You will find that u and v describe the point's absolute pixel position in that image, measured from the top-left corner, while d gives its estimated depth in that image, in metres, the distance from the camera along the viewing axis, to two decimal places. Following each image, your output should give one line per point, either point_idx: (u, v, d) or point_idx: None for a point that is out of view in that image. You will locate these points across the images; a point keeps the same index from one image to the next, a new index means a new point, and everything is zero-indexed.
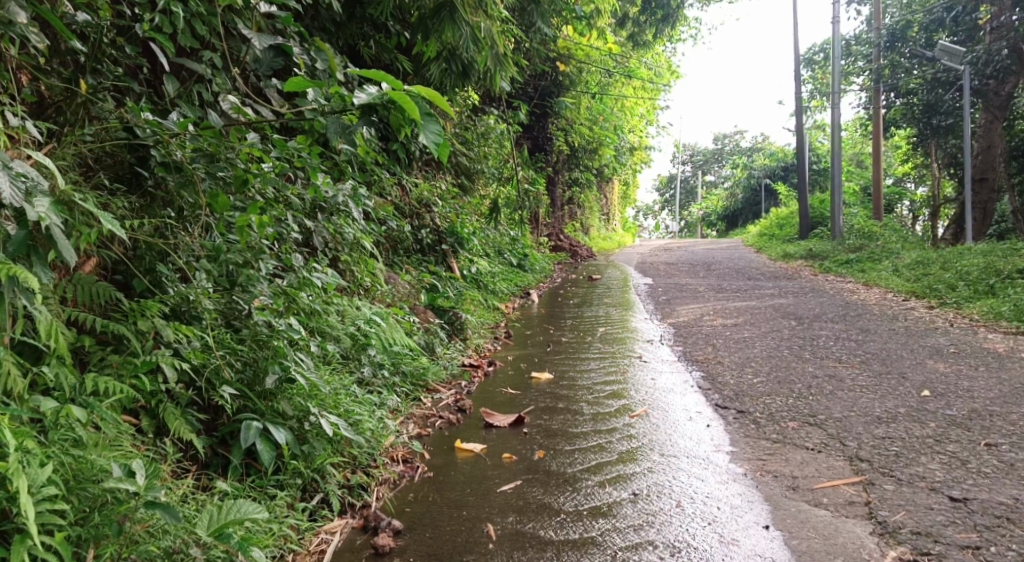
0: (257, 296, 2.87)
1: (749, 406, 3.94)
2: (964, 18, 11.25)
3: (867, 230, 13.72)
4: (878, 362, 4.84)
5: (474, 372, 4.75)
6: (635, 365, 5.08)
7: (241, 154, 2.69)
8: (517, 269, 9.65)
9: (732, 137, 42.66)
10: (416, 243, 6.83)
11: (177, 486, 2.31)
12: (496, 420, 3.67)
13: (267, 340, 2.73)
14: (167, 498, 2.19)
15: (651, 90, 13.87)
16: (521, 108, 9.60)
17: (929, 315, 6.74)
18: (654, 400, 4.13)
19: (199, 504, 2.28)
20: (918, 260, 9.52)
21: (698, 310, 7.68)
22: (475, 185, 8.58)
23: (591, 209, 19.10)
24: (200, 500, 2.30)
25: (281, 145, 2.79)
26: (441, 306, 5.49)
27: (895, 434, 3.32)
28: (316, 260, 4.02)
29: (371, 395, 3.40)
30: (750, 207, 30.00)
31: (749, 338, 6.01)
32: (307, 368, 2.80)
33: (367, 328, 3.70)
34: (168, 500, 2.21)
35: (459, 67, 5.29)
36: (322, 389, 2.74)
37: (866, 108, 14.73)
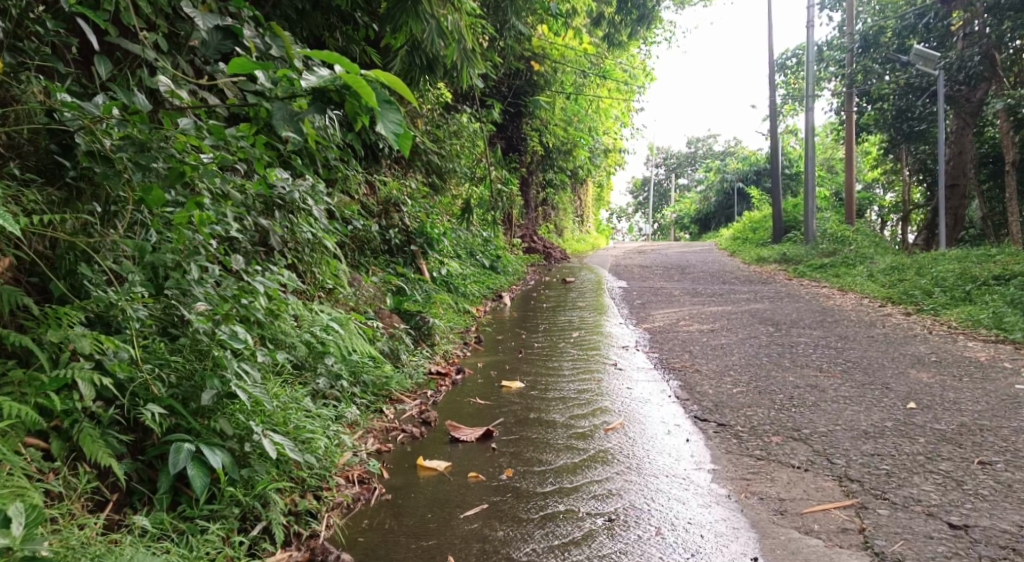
0: (197, 301, 2.61)
1: (729, 419, 3.74)
2: (936, 25, 11.30)
3: (840, 234, 13.70)
4: (860, 372, 4.68)
5: (442, 381, 4.52)
6: (609, 373, 4.88)
7: (180, 145, 2.44)
8: (490, 271, 9.42)
9: (705, 140, 42.92)
10: (384, 244, 6.59)
11: (85, 522, 2.06)
12: (462, 433, 3.43)
13: (207, 350, 2.49)
14: (52, 544, 1.93)
15: (625, 92, 13.74)
16: (494, 106, 9.39)
17: (907, 322, 6.62)
18: (630, 412, 3.93)
19: (103, 545, 2.02)
20: (893, 266, 9.44)
21: (673, 314, 7.51)
22: (446, 184, 8.34)
23: (565, 211, 18.94)
24: (107, 542, 2.03)
25: (220, 132, 2.52)
26: (407, 311, 5.22)
27: (884, 450, 3.15)
28: (273, 260, 3.78)
29: (327, 407, 3.15)
30: (722, 211, 30.04)
31: (727, 344, 5.83)
32: (252, 382, 2.55)
33: (324, 335, 3.45)
34: (64, 544, 1.96)
35: (425, 59, 5.04)
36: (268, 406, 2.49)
37: (839, 113, 14.75)
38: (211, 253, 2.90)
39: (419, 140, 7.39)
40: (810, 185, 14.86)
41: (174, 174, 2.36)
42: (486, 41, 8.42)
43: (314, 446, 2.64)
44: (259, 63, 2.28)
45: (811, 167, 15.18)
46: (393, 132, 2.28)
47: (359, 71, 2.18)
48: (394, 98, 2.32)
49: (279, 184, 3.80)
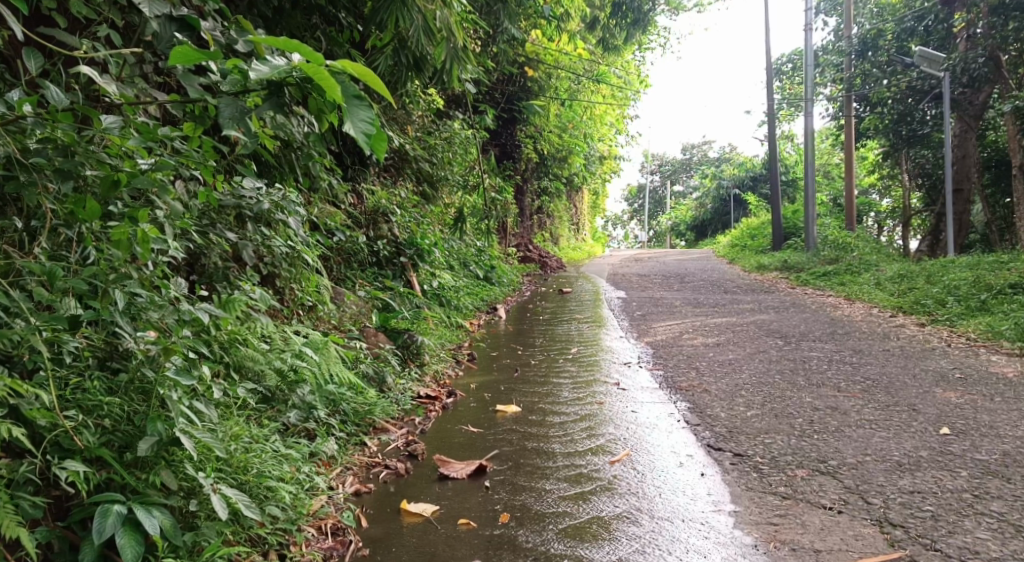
0: (145, 328, 2.34)
1: (746, 448, 3.41)
2: (936, 27, 11.12)
3: (841, 241, 13.40)
4: (882, 391, 4.35)
5: (430, 405, 4.17)
6: (611, 394, 4.53)
7: (116, 152, 2.21)
8: (483, 282, 9.08)
9: (700, 147, 42.81)
10: (372, 256, 6.27)
11: None
12: (452, 470, 3.11)
13: (152, 388, 2.19)
14: None
15: (620, 98, 13.47)
16: (487, 112, 9.09)
17: (923, 334, 6.29)
18: (636, 440, 3.60)
19: None
20: (901, 274, 9.12)
21: (676, 327, 7.17)
22: (438, 193, 7.98)
23: (561, 219, 18.62)
24: None
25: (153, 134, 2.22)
26: (395, 328, 4.86)
27: (925, 487, 2.82)
28: (246, 278, 3.47)
29: (299, 443, 2.82)
30: (719, 217, 29.73)
31: (735, 359, 5.50)
32: (205, 424, 2.25)
33: (298, 363, 3.10)
34: None
35: (412, 58, 4.71)
36: (220, 452, 2.18)
37: (836, 118, 14.51)
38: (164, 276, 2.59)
39: (408, 147, 7.06)
40: (809, 190, 14.56)
41: (108, 183, 2.11)
42: (477, 45, 8.10)
43: (279, 497, 2.33)
44: (205, 52, 1.96)
45: (810, 173, 14.90)
46: (362, 133, 1.96)
47: (322, 63, 1.87)
48: (363, 94, 2.00)
49: (247, 195, 3.47)
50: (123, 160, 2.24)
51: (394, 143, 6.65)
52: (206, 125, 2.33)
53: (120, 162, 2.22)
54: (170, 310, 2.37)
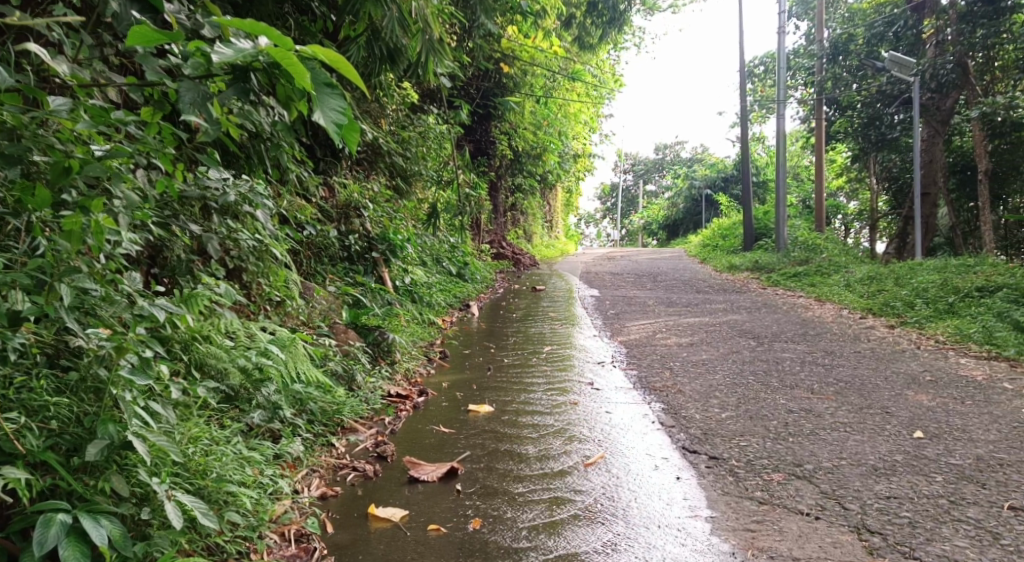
0: (101, 323, 2.21)
1: (721, 450, 3.37)
2: (906, 33, 11.24)
3: (811, 242, 13.51)
4: (855, 393, 4.34)
5: (401, 405, 4.07)
6: (585, 394, 4.47)
7: (66, 137, 2.12)
8: (456, 278, 8.99)
9: (673, 147, 43.06)
10: (343, 250, 6.16)
11: None
12: (422, 473, 3.03)
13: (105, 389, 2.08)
14: None
15: (595, 97, 13.44)
16: (462, 107, 9.00)
17: (892, 336, 6.33)
18: (610, 442, 3.55)
19: None
20: (870, 275, 9.20)
21: (649, 326, 7.15)
22: (412, 187, 7.86)
23: (535, 216, 18.57)
24: None
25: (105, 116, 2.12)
26: (365, 325, 4.73)
27: (901, 492, 2.81)
28: (211, 273, 3.35)
29: (261, 445, 2.71)
30: (690, 217, 29.91)
31: (709, 360, 5.48)
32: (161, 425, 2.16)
33: (263, 361, 2.99)
34: None
35: (386, 50, 4.61)
36: (176, 455, 2.08)
37: (808, 121, 14.64)
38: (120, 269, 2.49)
39: (382, 140, 6.94)
40: (781, 192, 14.66)
41: (57, 169, 2.03)
42: (453, 39, 8.00)
43: (239, 502, 2.25)
44: (164, 33, 1.85)
45: (781, 175, 15.01)
46: (334, 122, 1.86)
47: (291, 48, 1.77)
48: (335, 82, 1.91)
49: (212, 185, 3.35)
50: (74, 145, 2.15)
51: (367, 136, 6.53)
52: (163, 110, 2.22)
53: (71, 147, 2.13)
54: (125, 305, 2.25)
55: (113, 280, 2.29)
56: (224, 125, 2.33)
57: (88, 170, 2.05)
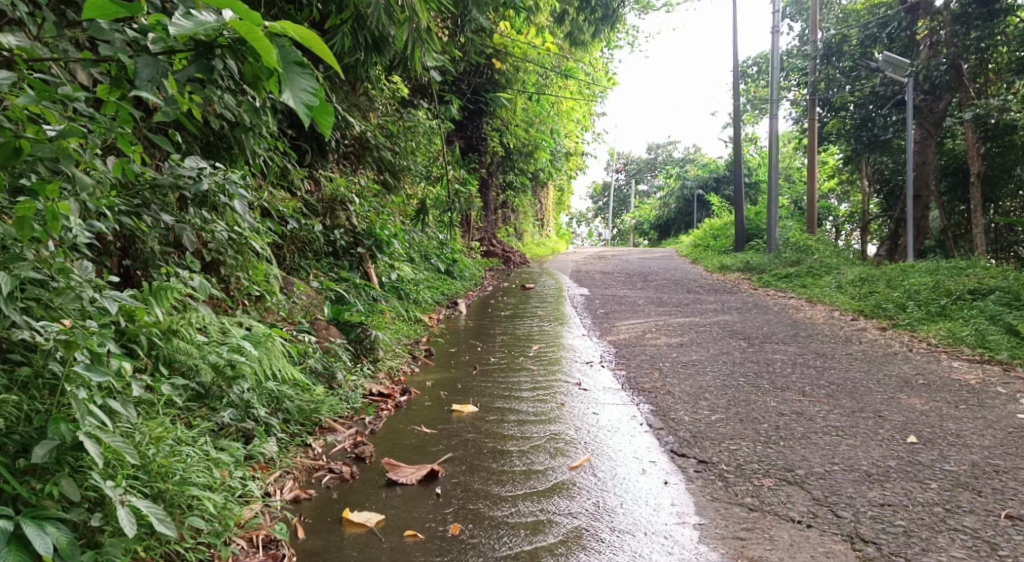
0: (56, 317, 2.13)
1: (710, 454, 3.28)
2: (899, 34, 11.20)
3: (803, 243, 13.45)
4: (847, 396, 4.26)
5: (382, 404, 3.96)
6: (572, 395, 4.37)
7: (16, 116, 2.01)
8: (444, 275, 8.87)
9: (665, 147, 43.05)
10: (328, 245, 6.04)
11: None
12: (401, 475, 2.92)
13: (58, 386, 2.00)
14: None
15: (587, 94, 13.34)
16: (452, 102, 8.89)
17: (884, 338, 6.26)
18: (596, 444, 3.45)
19: None
20: (861, 277, 9.14)
21: (639, 325, 7.05)
22: (400, 183, 7.74)
23: (526, 214, 18.47)
24: None
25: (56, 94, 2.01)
26: (347, 322, 4.61)
27: (895, 499, 2.73)
28: (186, 265, 3.24)
29: (231, 445, 2.61)
30: (682, 217, 29.87)
31: (699, 361, 5.39)
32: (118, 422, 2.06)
33: (235, 357, 2.87)
34: None
35: (371, 39, 4.50)
36: (132, 457, 1.98)
37: (800, 121, 14.60)
38: (74, 259, 2.39)
39: (370, 134, 6.82)
40: (773, 192, 14.60)
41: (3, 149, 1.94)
42: (443, 33, 7.89)
43: (203, 507, 2.15)
44: (125, 5, 1.77)
45: (774, 176, 14.95)
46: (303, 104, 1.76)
47: (259, 24, 1.67)
48: (308, 61, 1.80)
49: (185, 173, 3.27)
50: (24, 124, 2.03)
51: (354, 129, 6.40)
52: (122, 89, 2.12)
53: (21, 127, 2.03)
54: (75, 296, 2.17)
55: (62, 268, 2.18)
56: (184, 106, 2.25)
57: (36, 150, 1.94)
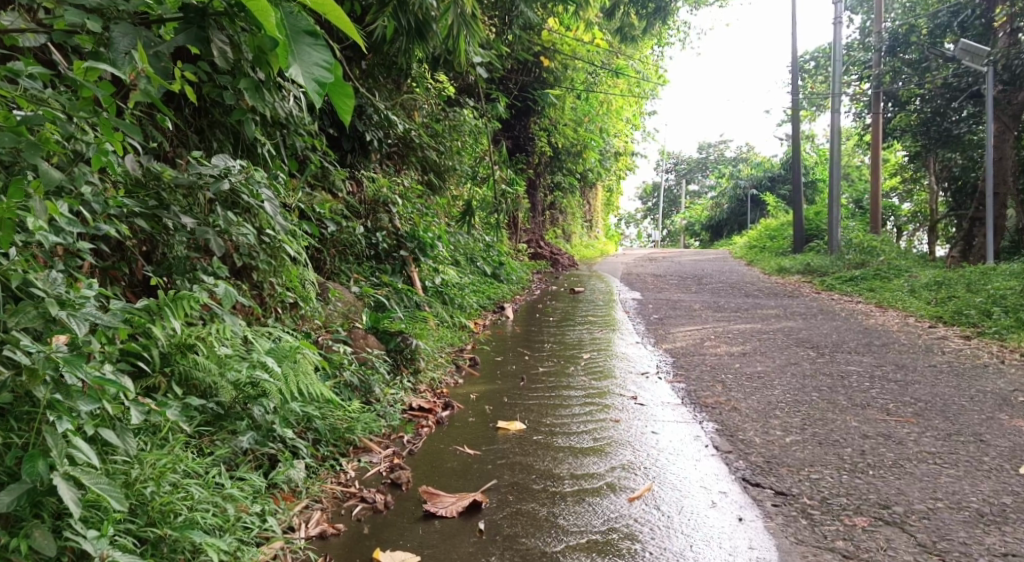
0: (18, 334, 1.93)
1: (790, 484, 2.89)
2: (973, 23, 10.51)
3: (866, 243, 12.69)
4: (940, 416, 3.81)
5: (423, 421, 3.65)
6: (627, 410, 4.01)
7: None
8: (491, 279, 8.58)
9: (717, 145, 42.20)
10: (370, 248, 5.80)
11: None
12: (440, 506, 2.62)
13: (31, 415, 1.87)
14: None
15: (638, 92, 12.91)
16: (499, 100, 8.62)
17: (969, 348, 5.73)
18: (658, 471, 3.09)
19: None
20: (937, 280, 8.53)
21: (696, 332, 6.63)
22: (446, 183, 7.47)
23: (574, 215, 18.07)
24: None
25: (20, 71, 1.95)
26: (387, 330, 4.31)
27: (1020, 550, 2.34)
28: (213, 271, 3.04)
29: (249, 475, 2.36)
30: (736, 218, 29.00)
31: (765, 372, 4.98)
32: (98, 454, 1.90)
33: (257, 374, 2.59)
34: None
35: (413, 24, 4.23)
36: (116, 504, 1.84)
37: (862, 116, 13.91)
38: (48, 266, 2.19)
39: (414, 133, 6.57)
40: (834, 191, 13.93)
41: None
42: (491, 29, 7.61)
43: (207, 555, 1.97)
44: None
45: (836, 174, 14.27)
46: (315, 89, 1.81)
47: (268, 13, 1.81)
48: (318, 31, 1.89)
49: (206, 173, 3.07)
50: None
51: (396, 128, 6.17)
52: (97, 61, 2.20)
53: None
54: (36, 313, 1.96)
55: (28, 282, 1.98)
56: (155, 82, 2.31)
57: None
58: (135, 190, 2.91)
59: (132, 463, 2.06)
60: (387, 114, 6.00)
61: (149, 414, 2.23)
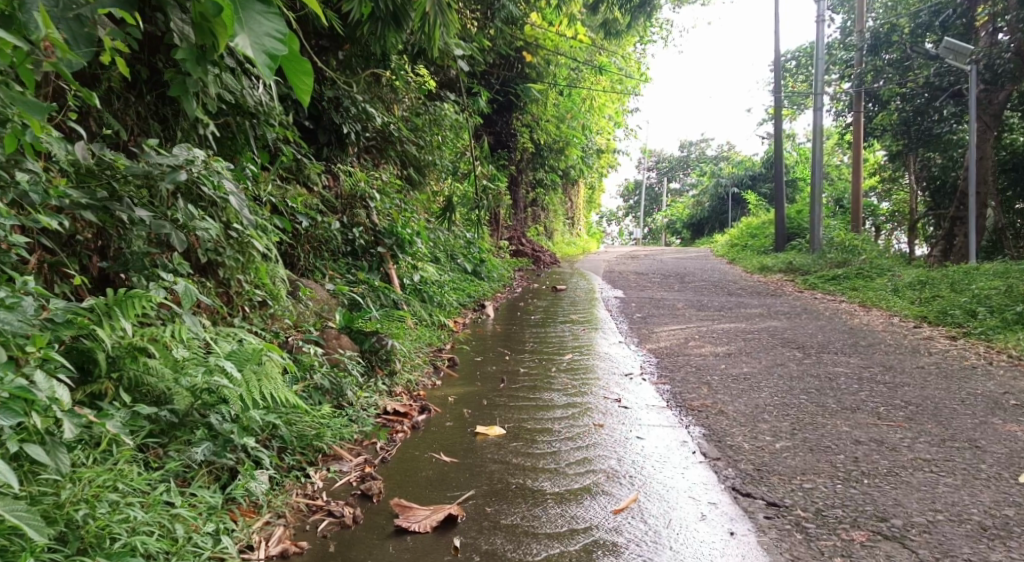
0: None
1: (782, 494, 2.76)
2: (954, 22, 10.48)
3: (847, 243, 12.67)
4: (932, 420, 3.71)
5: (397, 426, 3.48)
6: (610, 414, 3.85)
7: None
8: (472, 276, 8.40)
9: (698, 144, 42.28)
10: (347, 245, 5.60)
11: None
12: (413, 521, 2.46)
13: None
14: None
15: (620, 89, 12.79)
16: (481, 94, 8.45)
17: (956, 349, 5.65)
18: (644, 479, 2.94)
19: None
20: (920, 279, 8.48)
21: (680, 332, 6.51)
22: (426, 178, 7.29)
23: (556, 212, 17.93)
24: None
25: None
26: (361, 330, 4.10)
27: None
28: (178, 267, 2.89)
29: (201, 490, 2.21)
30: (716, 216, 29.02)
31: (752, 373, 4.86)
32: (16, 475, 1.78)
33: (215, 380, 2.40)
34: None
35: (390, 7, 4.04)
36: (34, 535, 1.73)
37: (844, 115, 13.89)
38: None
39: (393, 126, 6.39)
40: (815, 190, 13.90)
41: None
42: (473, 22, 7.44)
43: None
44: None
45: (818, 173, 14.24)
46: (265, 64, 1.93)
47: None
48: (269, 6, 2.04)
49: (163, 162, 2.86)
50: None
51: (375, 122, 5.99)
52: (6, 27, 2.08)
53: None
54: None
55: None
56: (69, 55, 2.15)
57: None
58: (86, 179, 2.72)
59: (64, 483, 1.95)
60: (365, 106, 5.83)
61: (89, 425, 2.11)
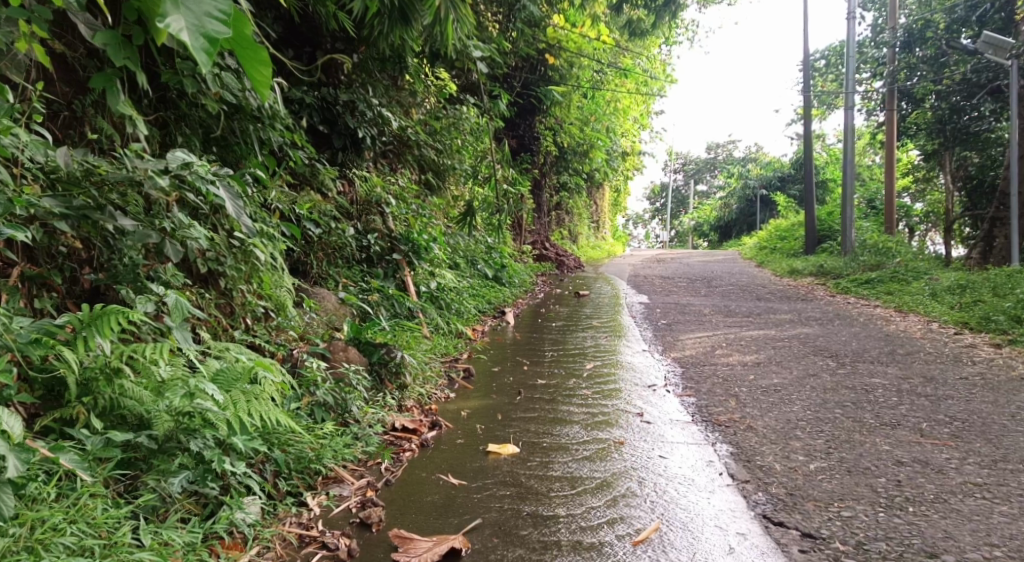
0: None
1: (817, 525, 2.54)
2: (993, 16, 10.08)
3: (881, 245, 12.29)
4: (981, 438, 3.45)
5: (405, 444, 3.29)
6: (632, 430, 3.62)
7: None
8: (493, 282, 8.20)
9: (725, 145, 41.76)
10: (361, 252, 5.43)
11: None
12: (413, 556, 2.31)
13: None
14: None
15: (645, 91, 12.54)
16: (502, 96, 8.27)
17: (1001, 358, 5.35)
18: (666, 503, 2.73)
19: None
20: (959, 283, 8.12)
21: (707, 339, 6.26)
22: (445, 183, 7.11)
23: (581, 216, 17.68)
24: None
25: None
26: (370, 342, 3.89)
27: None
28: (173, 280, 2.80)
29: (172, 530, 2.13)
30: (745, 218, 28.53)
31: (784, 384, 4.60)
32: None
33: (196, 404, 2.28)
34: None
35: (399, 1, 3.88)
36: None
37: (876, 114, 13.50)
38: None
39: (410, 130, 6.22)
40: (847, 191, 13.51)
41: None
42: (493, 24, 7.26)
43: None
44: None
45: (849, 172, 13.85)
46: (203, 49, 1.97)
47: None
48: None
49: (145, 167, 2.69)
50: None
51: (391, 125, 5.84)
52: None
53: None
54: None
55: None
56: None
57: None
58: (69, 188, 2.56)
59: (14, 524, 1.91)
60: (381, 110, 5.68)
61: (43, 460, 2.06)
